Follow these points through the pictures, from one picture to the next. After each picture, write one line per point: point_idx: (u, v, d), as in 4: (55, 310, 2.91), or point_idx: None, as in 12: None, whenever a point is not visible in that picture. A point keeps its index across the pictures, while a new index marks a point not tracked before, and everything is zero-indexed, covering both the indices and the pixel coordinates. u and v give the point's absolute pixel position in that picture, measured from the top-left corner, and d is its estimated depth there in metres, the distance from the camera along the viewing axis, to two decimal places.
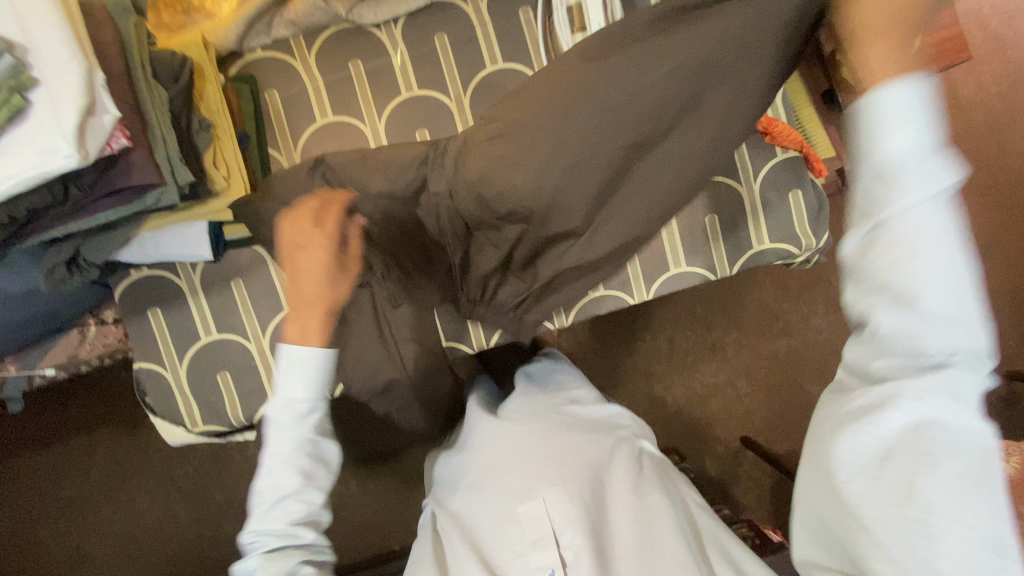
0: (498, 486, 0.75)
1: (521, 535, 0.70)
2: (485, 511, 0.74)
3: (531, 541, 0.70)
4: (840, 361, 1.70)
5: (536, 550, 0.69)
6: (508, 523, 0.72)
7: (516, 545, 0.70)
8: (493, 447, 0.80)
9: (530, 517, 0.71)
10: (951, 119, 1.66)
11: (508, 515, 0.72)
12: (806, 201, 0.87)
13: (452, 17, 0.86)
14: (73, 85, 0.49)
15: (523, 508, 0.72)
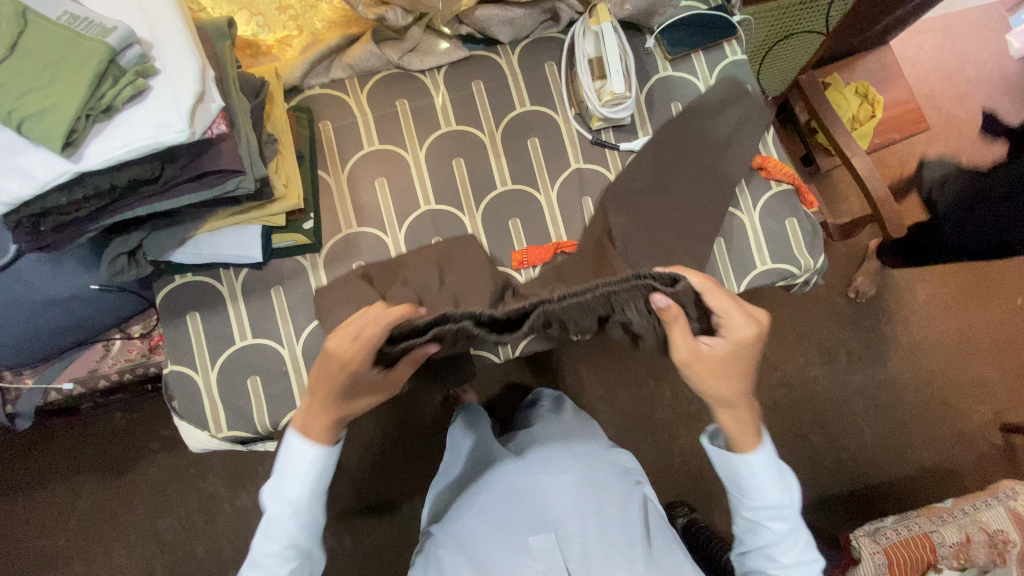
0: (509, 521, 0.81)
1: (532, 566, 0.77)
2: (495, 541, 0.80)
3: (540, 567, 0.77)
4: (839, 411, 1.73)
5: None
6: (517, 554, 0.78)
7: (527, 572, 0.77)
8: (504, 481, 0.85)
9: (541, 548, 0.78)
10: (917, 185, 1.86)
11: (520, 545, 0.79)
12: (801, 227, 0.97)
13: (487, 68, 0.99)
14: (191, 74, 0.57)
15: (536, 541, 0.78)
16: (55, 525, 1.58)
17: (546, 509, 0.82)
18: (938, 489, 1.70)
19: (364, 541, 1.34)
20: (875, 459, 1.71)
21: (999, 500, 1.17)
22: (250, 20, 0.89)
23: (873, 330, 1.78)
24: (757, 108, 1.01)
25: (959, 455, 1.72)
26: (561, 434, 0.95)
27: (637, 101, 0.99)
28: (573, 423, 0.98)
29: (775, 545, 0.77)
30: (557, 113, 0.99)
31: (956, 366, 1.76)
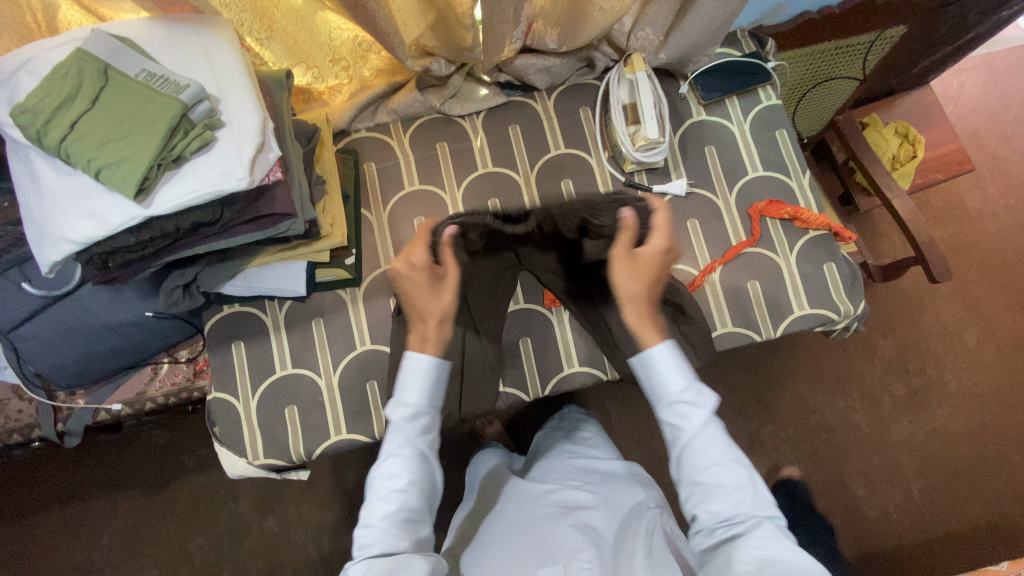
0: (517, 553, 0.77)
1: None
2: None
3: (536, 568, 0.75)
4: (884, 460, 1.65)
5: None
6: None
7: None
8: (518, 521, 0.83)
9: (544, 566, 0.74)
10: (963, 225, 1.80)
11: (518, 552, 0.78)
12: (839, 272, 0.95)
13: (524, 112, 1.03)
14: (253, 129, 0.62)
15: (543, 570, 0.73)
16: (93, 539, 1.64)
17: (558, 536, 0.77)
18: (994, 549, 1.58)
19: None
20: (922, 513, 1.61)
21: None
22: (306, 72, 0.93)
23: (918, 375, 1.71)
24: (792, 152, 1.01)
25: (1016, 512, 1.61)
26: (576, 472, 0.93)
27: (671, 145, 1.01)
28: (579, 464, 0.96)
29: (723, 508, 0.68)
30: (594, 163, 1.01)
31: (1009, 417, 1.67)
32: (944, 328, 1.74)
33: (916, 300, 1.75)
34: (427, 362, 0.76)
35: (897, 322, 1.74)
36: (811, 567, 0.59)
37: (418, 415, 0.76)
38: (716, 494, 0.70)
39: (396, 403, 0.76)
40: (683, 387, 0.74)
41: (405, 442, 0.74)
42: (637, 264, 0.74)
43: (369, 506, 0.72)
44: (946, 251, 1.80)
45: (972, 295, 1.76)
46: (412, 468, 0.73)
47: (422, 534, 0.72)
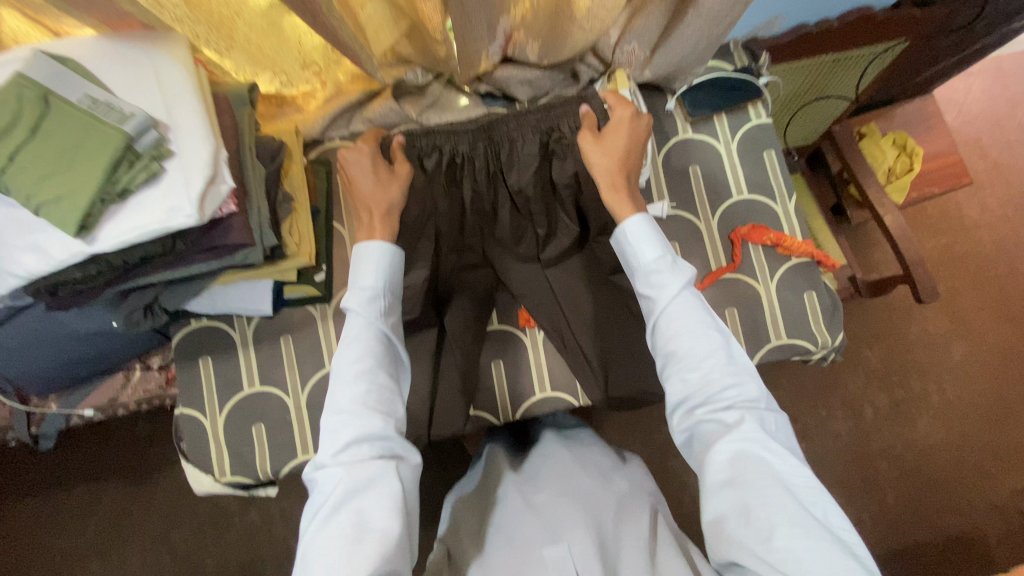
0: (517, 533, 0.76)
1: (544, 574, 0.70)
2: (505, 555, 0.74)
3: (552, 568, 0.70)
4: (861, 470, 1.66)
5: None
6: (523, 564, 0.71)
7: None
8: (517, 501, 0.82)
9: (555, 560, 0.70)
10: (957, 236, 1.78)
11: (526, 548, 0.73)
12: (820, 301, 0.93)
13: (505, 124, 0.99)
14: (202, 160, 0.59)
15: (549, 551, 0.71)
16: (73, 529, 1.64)
17: (561, 524, 0.75)
18: (963, 560, 1.61)
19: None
20: (894, 522, 1.63)
21: None
22: (273, 80, 0.89)
23: (901, 386, 1.71)
24: (779, 175, 0.98)
25: (989, 525, 1.63)
26: (573, 455, 0.91)
27: (655, 163, 0.97)
28: (576, 447, 0.94)
29: (700, 387, 0.67)
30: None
31: (989, 431, 1.68)
32: (931, 340, 1.73)
33: (905, 311, 1.74)
34: (380, 250, 0.79)
35: (884, 332, 1.73)
36: (787, 470, 0.61)
37: (376, 308, 0.76)
38: (701, 379, 0.67)
39: (354, 290, 0.76)
40: (657, 258, 0.74)
41: (364, 330, 0.74)
42: (605, 139, 0.82)
43: (334, 390, 0.70)
44: (938, 262, 1.77)
45: (961, 307, 1.74)
46: (370, 341, 0.73)
47: (392, 380, 0.73)
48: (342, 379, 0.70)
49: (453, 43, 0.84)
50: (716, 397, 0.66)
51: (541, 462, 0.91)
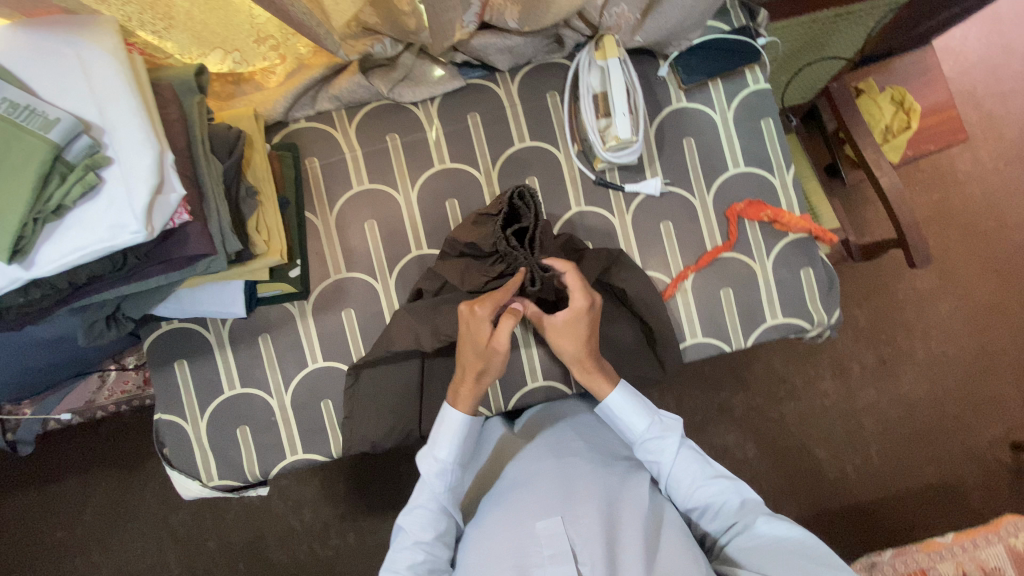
0: (514, 506, 0.72)
1: (540, 550, 0.67)
2: (501, 531, 0.71)
3: (549, 551, 0.66)
4: (846, 427, 1.70)
5: (552, 564, 0.65)
6: (520, 540, 0.68)
7: (534, 558, 0.66)
8: (513, 472, 0.79)
9: (548, 533, 0.68)
10: (949, 191, 1.75)
11: (524, 527, 0.70)
12: (816, 278, 0.90)
13: (485, 97, 0.91)
14: (145, 167, 0.54)
15: (541, 524, 0.68)
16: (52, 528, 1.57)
17: (554, 498, 0.72)
18: (941, 507, 1.68)
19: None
20: (877, 474, 1.69)
21: (1001, 537, 1.17)
22: (225, 59, 0.79)
23: (887, 344, 1.72)
24: (778, 144, 0.92)
25: (967, 473, 1.69)
26: (578, 431, 0.85)
27: (647, 136, 0.91)
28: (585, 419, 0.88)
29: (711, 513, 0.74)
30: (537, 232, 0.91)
31: (971, 384, 1.71)
32: (918, 297, 1.74)
33: (894, 270, 1.73)
34: (461, 421, 0.77)
35: (873, 292, 1.73)
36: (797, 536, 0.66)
37: (447, 476, 0.76)
38: (712, 507, 0.74)
39: (426, 455, 0.77)
40: (647, 427, 0.79)
41: (421, 510, 0.74)
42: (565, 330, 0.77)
43: (392, 556, 0.72)
44: (929, 218, 1.75)
45: (949, 264, 1.74)
46: (432, 512, 0.74)
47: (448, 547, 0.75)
48: (404, 539, 0.73)
49: (422, 12, 0.76)
50: (729, 516, 0.72)
51: (545, 431, 0.85)
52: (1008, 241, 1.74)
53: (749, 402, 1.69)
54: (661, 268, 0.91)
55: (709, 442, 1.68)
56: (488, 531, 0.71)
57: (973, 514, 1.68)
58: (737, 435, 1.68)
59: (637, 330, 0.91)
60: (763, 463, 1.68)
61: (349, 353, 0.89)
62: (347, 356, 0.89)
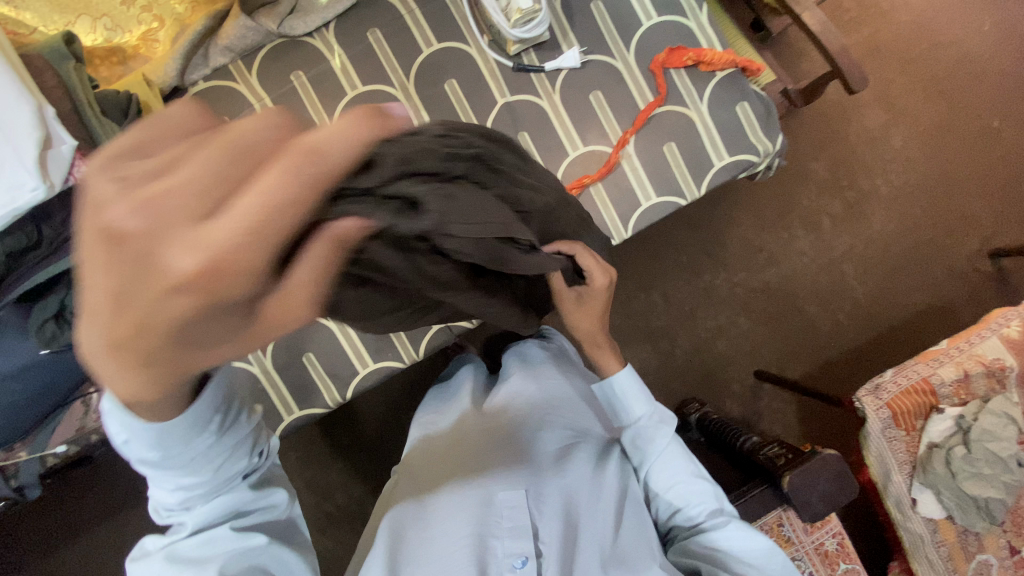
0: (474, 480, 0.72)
1: (500, 522, 0.68)
2: (456, 502, 0.70)
3: (509, 526, 0.68)
4: (830, 277, 1.74)
5: (511, 537, 0.67)
6: (480, 512, 0.68)
7: (494, 529, 0.68)
8: (477, 439, 0.78)
9: (511, 506, 0.69)
10: (878, 23, 1.73)
11: (488, 500, 0.70)
12: (753, 110, 0.90)
13: (380, 10, 0.87)
14: (26, 122, 0.51)
15: (508, 497, 0.69)
16: None
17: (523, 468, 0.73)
18: (935, 328, 1.74)
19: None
20: (869, 315, 1.74)
21: (993, 330, 1.22)
22: (95, 25, 0.78)
23: (851, 189, 1.74)
24: None
25: (952, 291, 1.75)
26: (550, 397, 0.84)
27: (554, 10, 0.88)
28: (554, 379, 0.88)
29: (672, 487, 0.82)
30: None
31: (937, 206, 1.75)
32: (870, 135, 1.75)
33: (841, 115, 1.74)
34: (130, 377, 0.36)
35: (827, 142, 1.74)
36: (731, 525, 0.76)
37: (180, 440, 0.44)
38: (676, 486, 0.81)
39: (120, 442, 0.43)
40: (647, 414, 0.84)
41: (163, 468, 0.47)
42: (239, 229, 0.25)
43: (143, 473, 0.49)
44: (864, 55, 1.74)
45: (893, 96, 1.75)
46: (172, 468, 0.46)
47: (246, 458, 0.52)
48: (156, 487, 0.49)
49: None
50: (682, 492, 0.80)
51: (512, 397, 0.84)
52: (944, 59, 1.75)
53: (733, 278, 1.71)
54: (602, 138, 0.90)
55: (705, 326, 1.70)
56: (441, 501, 0.72)
57: (965, 327, 1.74)
58: (729, 312, 1.71)
59: (595, 205, 0.90)
60: (760, 331, 1.71)
61: None
62: None
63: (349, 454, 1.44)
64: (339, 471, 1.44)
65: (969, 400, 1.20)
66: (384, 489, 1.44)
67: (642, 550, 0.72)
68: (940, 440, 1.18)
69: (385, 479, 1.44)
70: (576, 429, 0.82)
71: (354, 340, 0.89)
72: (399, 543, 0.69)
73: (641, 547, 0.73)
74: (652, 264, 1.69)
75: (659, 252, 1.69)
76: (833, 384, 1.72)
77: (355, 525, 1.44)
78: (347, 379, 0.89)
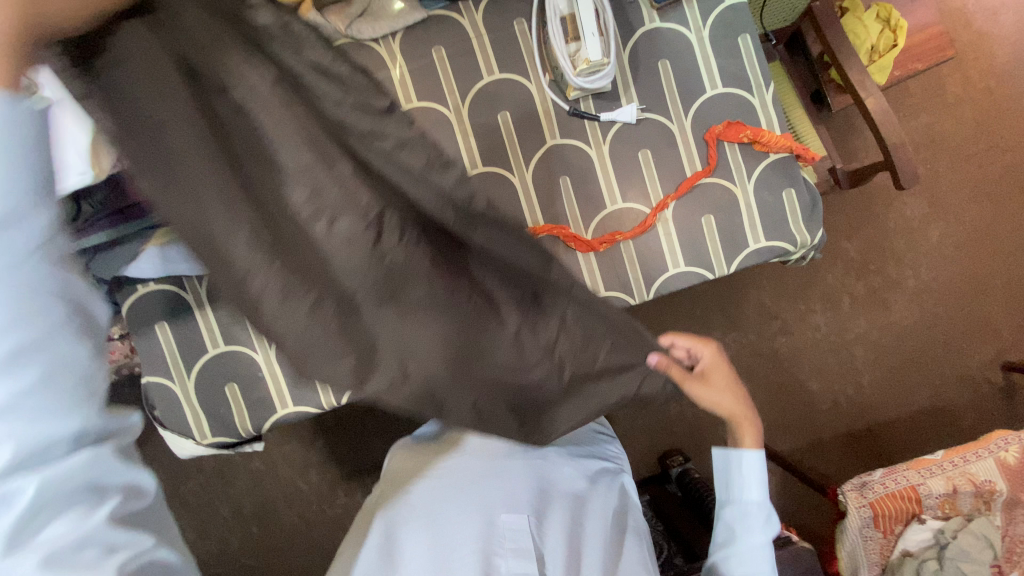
0: (478, 496, 0.75)
1: (502, 542, 0.71)
2: (461, 519, 0.73)
3: (511, 548, 0.71)
4: (838, 358, 1.72)
5: (515, 556, 0.70)
6: (484, 532, 0.71)
7: (497, 547, 0.70)
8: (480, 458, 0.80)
9: (512, 527, 0.72)
10: (941, 114, 1.70)
11: (490, 516, 0.73)
12: (799, 198, 0.89)
13: (449, 30, 0.87)
14: None
15: (507, 517, 0.73)
16: None
17: (523, 482, 0.76)
18: (934, 429, 1.72)
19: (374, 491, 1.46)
20: (870, 402, 1.72)
21: (989, 451, 1.21)
22: None
23: (877, 274, 1.72)
24: (756, 62, 0.89)
25: (958, 395, 1.73)
26: None
27: (620, 62, 0.88)
28: None
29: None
30: (513, 174, 0.88)
31: (961, 308, 1.72)
32: (908, 225, 1.72)
33: (883, 199, 1.71)
34: None
35: (863, 223, 1.71)
36: None
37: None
38: None
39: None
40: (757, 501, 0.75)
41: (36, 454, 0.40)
42: None
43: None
44: (919, 143, 1.71)
45: (940, 190, 1.72)
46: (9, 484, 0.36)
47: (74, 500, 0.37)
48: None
49: None
50: None
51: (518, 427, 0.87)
52: (999, 164, 1.71)
53: (741, 340, 1.70)
54: (642, 199, 0.89)
55: None
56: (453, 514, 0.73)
57: (963, 434, 1.72)
58: None
59: (622, 263, 0.89)
60: (757, 397, 1.70)
61: None
62: None
63: (330, 437, 1.45)
64: (318, 453, 1.45)
65: (952, 515, 1.19)
66: (357, 478, 1.45)
67: (642, 562, 0.72)
68: (915, 550, 1.18)
69: (361, 468, 1.45)
70: (577, 445, 0.85)
71: None
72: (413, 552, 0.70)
73: (641, 559, 0.73)
74: (665, 309, 1.68)
75: (673, 299, 1.68)
76: (820, 463, 1.70)
77: (323, 509, 1.45)
78: None
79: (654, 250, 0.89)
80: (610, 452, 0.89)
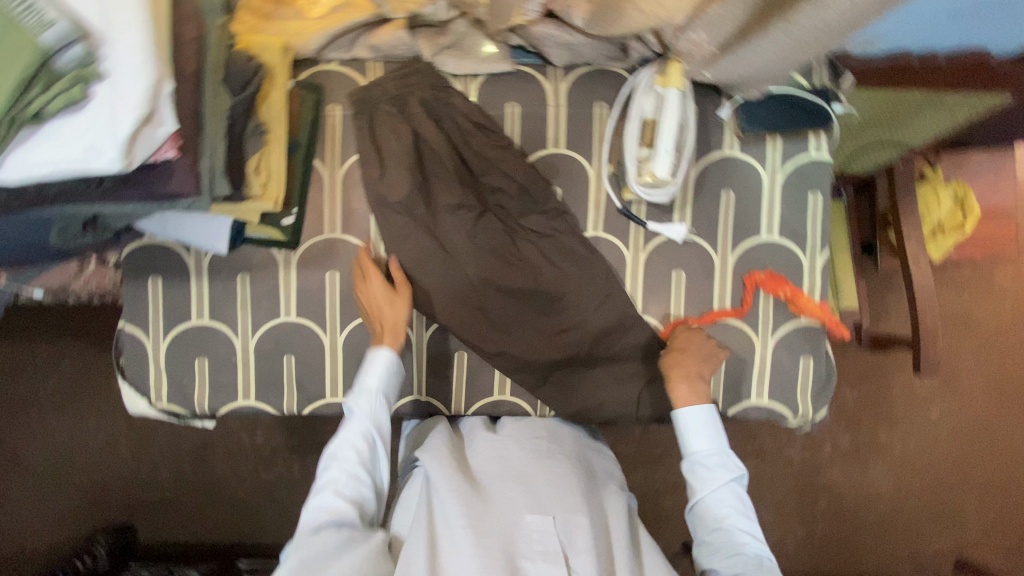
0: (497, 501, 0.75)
1: (530, 544, 0.71)
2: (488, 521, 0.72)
3: (540, 551, 0.70)
4: (801, 498, 1.69)
5: (544, 562, 0.70)
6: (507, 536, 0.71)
7: (524, 550, 0.70)
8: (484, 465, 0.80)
9: (536, 529, 0.72)
10: (982, 298, 1.66)
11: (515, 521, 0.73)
12: (814, 370, 0.86)
13: (530, 90, 0.85)
14: (138, 92, 0.49)
15: (531, 519, 0.73)
16: None
17: (541, 488, 0.77)
18: None
19: (310, 475, 1.45)
20: (816, 551, 1.69)
21: None
22: None
23: (867, 431, 1.69)
24: (819, 223, 0.86)
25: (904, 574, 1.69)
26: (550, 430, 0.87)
27: (686, 177, 0.85)
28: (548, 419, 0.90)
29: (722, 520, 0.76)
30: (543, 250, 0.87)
31: (936, 491, 1.69)
32: (913, 394, 1.69)
33: (897, 360, 1.68)
34: None
35: (870, 377, 1.68)
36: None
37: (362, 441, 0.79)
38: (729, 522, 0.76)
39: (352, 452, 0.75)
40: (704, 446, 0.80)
41: (366, 422, 0.79)
42: None
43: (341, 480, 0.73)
44: (952, 319, 1.67)
45: (956, 370, 1.68)
46: (398, 378, 0.82)
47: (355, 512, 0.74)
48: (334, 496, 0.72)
49: None
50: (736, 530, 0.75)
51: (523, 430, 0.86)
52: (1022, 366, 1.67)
53: None
54: (661, 317, 0.87)
55: None
56: (476, 514, 0.73)
57: None
58: None
59: (620, 372, 0.87)
60: None
61: (323, 313, 0.86)
62: (321, 316, 0.86)
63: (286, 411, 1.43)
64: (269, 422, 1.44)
65: None
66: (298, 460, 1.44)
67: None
68: None
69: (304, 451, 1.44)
70: (578, 451, 0.85)
71: (337, 368, 0.87)
72: (448, 552, 0.70)
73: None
74: None
75: None
76: None
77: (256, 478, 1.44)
78: (310, 397, 0.88)
79: (655, 371, 0.87)
80: (610, 466, 0.88)
